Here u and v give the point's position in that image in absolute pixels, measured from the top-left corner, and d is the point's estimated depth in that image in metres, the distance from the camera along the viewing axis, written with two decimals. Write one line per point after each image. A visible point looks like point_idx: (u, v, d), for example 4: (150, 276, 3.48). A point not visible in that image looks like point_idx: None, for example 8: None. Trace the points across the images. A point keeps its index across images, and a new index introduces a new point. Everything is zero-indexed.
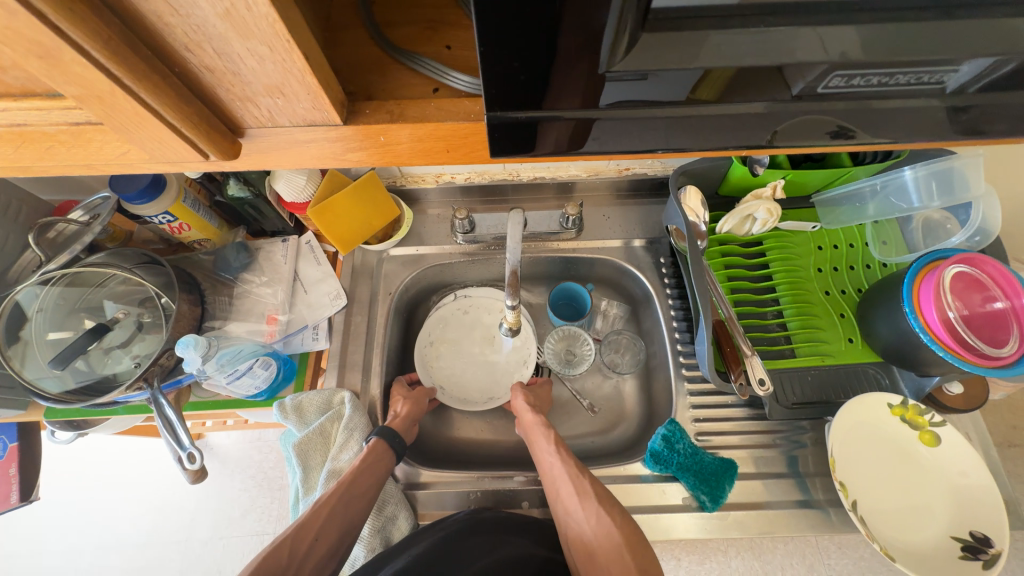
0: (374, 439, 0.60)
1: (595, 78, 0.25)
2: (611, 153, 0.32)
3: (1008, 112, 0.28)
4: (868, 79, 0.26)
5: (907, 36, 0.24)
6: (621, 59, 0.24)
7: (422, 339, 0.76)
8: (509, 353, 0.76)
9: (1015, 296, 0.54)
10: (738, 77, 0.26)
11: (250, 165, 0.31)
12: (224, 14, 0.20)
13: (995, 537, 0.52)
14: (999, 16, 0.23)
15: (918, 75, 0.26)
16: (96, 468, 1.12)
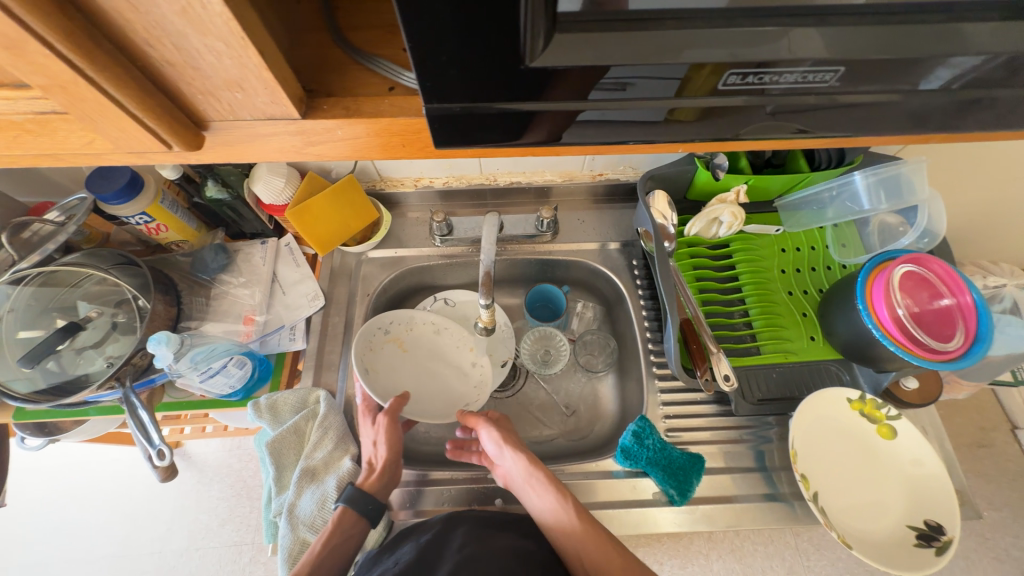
0: (340, 509, 0.55)
1: (517, 67, 0.26)
2: (588, 145, 0.34)
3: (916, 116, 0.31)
4: (761, 77, 0.28)
5: (814, 43, 0.26)
6: (541, 51, 0.25)
7: (383, 320, 0.69)
8: (458, 392, 0.70)
9: (960, 293, 0.57)
10: (727, 74, 0.27)
11: (215, 158, 0.33)
12: (181, 12, 0.22)
13: (947, 525, 0.55)
14: (891, 25, 0.26)
15: (803, 74, 0.27)
16: (67, 478, 1.09)
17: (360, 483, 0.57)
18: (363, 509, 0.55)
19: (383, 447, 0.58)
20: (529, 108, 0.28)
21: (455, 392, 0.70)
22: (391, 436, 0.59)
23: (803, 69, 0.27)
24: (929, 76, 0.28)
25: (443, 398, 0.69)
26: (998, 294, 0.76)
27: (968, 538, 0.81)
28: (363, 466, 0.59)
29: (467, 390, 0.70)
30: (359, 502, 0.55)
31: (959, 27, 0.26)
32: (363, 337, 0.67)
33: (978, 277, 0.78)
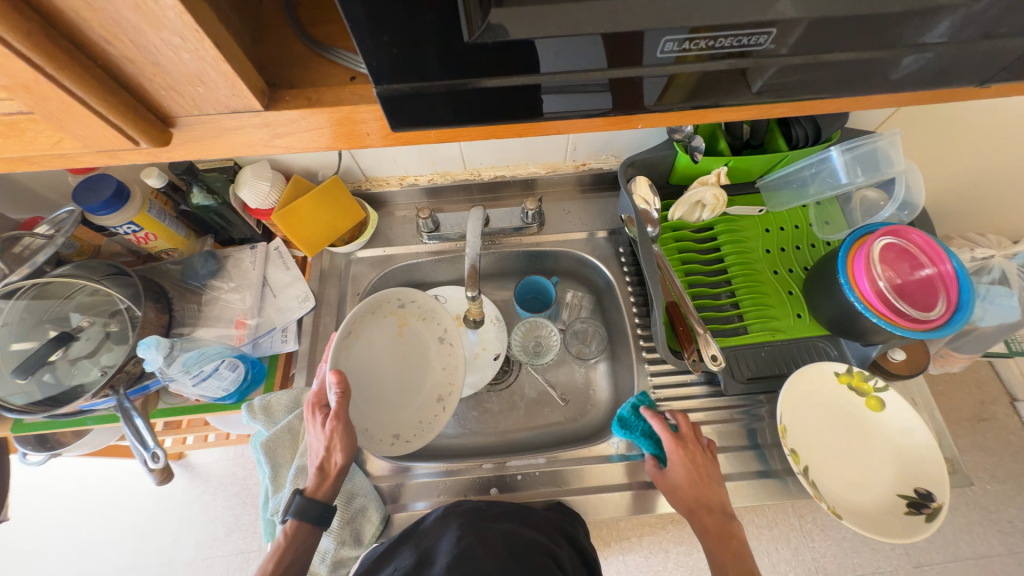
0: (291, 521, 0.52)
1: (459, 46, 0.26)
2: (577, 118, 0.33)
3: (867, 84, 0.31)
4: (694, 44, 0.27)
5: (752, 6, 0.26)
6: (479, 23, 0.25)
7: (405, 296, 0.67)
8: (400, 417, 0.65)
9: (940, 262, 0.57)
10: (717, 42, 0.27)
11: (185, 155, 0.33)
12: (134, 7, 0.23)
13: (937, 492, 0.55)
14: None
15: (740, 38, 0.27)
16: (74, 493, 1.09)
17: (309, 491, 0.54)
18: (318, 518, 0.52)
19: (338, 452, 0.54)
20: (479, 86, 0.29)
21: (396, 413, 0.65)
22: (346, 437, 0.55)
23: (775, 33, 0.27)
24: (874, 41, 0.28)
25: (382, 411, 0.64)
26: (985, 264, 0.74)
27: (971, 511, 0.80)
28: (314, 471, 0.54)
29: (403, 419, 0.65)
30: (313, 511, 0.52)
31: None
32: (378, 299, 0.64)
33: (965, 249, 0.78)
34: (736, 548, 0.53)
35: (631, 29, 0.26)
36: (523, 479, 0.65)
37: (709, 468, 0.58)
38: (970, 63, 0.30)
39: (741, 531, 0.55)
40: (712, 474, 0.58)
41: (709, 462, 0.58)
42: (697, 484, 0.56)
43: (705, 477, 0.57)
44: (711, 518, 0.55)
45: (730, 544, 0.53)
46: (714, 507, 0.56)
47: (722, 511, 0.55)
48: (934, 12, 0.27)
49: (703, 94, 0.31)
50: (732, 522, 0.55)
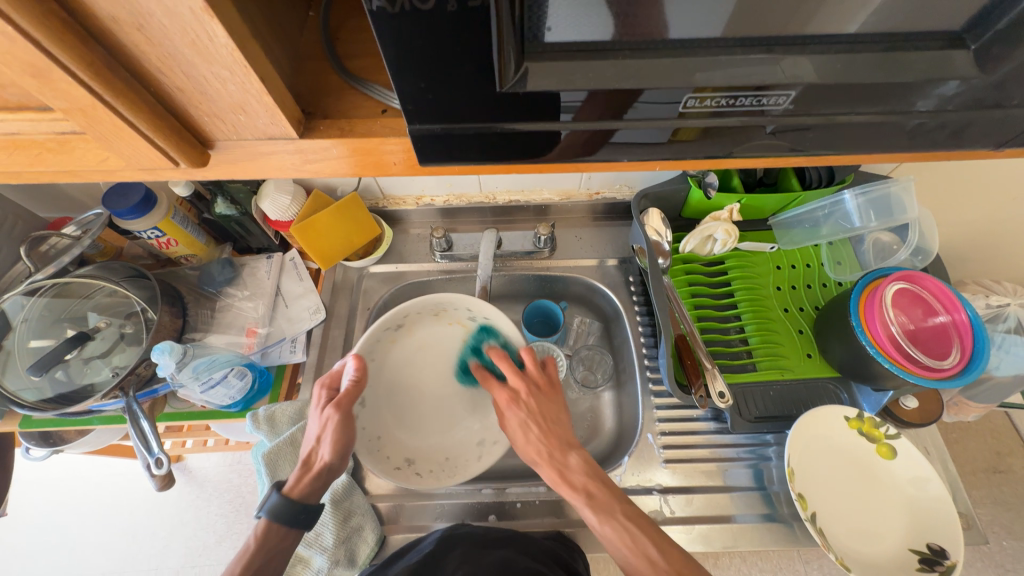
0: (264, 522, 0.50)
1: (490, 93, 0.27)
2: (591, 161, 0.35)
3: (878, 142, 0.32)
4: (711, 100, 0.29)
5: (768, 65, 0.27)
6: (512, 78, 0.27)
7: (478, 311, 0.62)
8: (427, 447, 0.62)
9: (954, 309, 0.56)
10: (732, 98, 0.28)
11: (219, 175, 0.35)
12: (191, 44, 0.25)
13: (951, 549, 0.54)
14: (846, 51, 0.27)
15: (756, 98, 0.28)
16: (71, 490, 1.09)
17: (288, 488, 0.53)
18: (291, 519, 0.51)
19: (327, 448, 0.54)
20: (504, 128, 0.30)
21: (424, 437, 0.62)
22: (339, 436, 0.54)
23: (792, 93, 0.28)
24: (889, 103, 0.29)
25: (410, 427, 0.62)
26: (999, 312, 0.74)
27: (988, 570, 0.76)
28: (299, 463, 0.55)
29: (430, 450, 0.62)
30: (288, 511, 0.51)
31: (903, 54, 0.27)
32: (447, 302, 0.61)
33: (980, 296, 0.77)
34: (578, 479, 0.54)
35: (653, 85, 0.27)
36: (521, 507, 0.64)
37: (540, 407, 0.57)
38: (980, 127, 0.30)
39: (582, 457, 0.55)
40: (547, 409, 0.58)
41: (541, 397, 0.58)
42: (534, 429, 0.56)
43: (541, 420, 0.57)
44: (551, 454, 0.55)
45: (570, 476, 0.54)
46: (549, 444, 0.55)
47: (560, 445, 0.56)
48: (943, 82, 0.28)
49: (718, 142, 0.32)
50: (572, 452, 0.56)
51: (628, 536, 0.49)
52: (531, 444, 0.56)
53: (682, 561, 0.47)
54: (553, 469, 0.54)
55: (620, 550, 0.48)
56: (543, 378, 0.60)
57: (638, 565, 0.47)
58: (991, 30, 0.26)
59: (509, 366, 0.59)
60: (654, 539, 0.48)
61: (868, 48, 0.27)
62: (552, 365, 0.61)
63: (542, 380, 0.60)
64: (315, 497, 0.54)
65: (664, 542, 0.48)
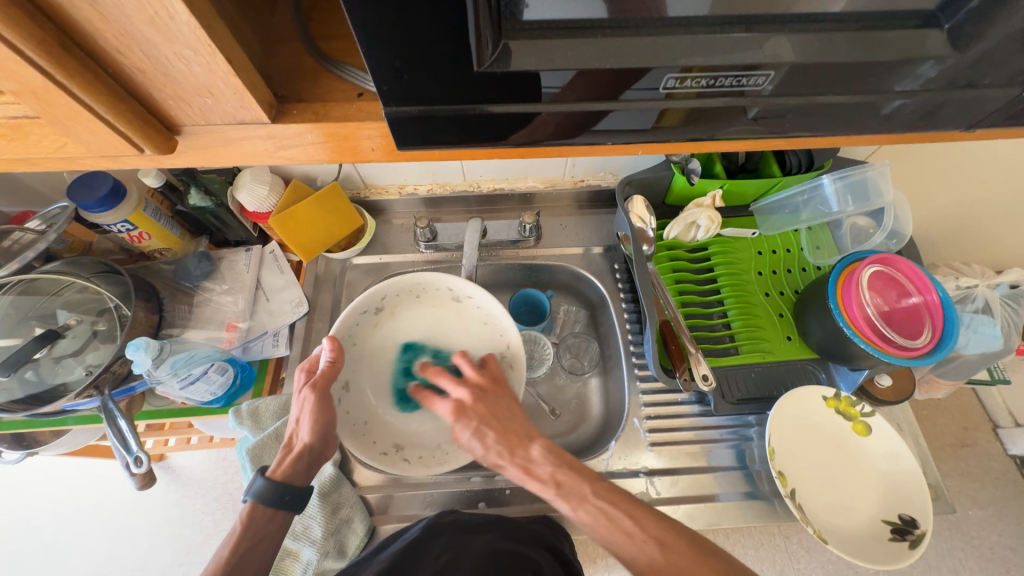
0: (248, 505, 0.50)
1: (469, 74, 0.27)
2: (574, 147, 0.35)
3: (855, 124, 0.33)
4: (692, 81, 0.28)
5: (748, 45, 0.27)
6: (490, 56, 0.26)
7: (458, 290, 0.64)
8: (415, 433, 0.63)
9: (926, 291, 0.58)
10: (710, 80, 0.28)
11: (189, 163, 0.34)
12: (150, 20, 0.23)
13: (921, 518, 0.56)
14: (823, 31, 0.27)
15: (736, 78, 0.28)
16: (51, 491, 1.07)
17: (272, 471, 0.53)
18: (277, 501, 0.51)
19: (305, 430, 0.54)
20: (483, 111, 0.29)
21: (413, 423, 0.64)
22: (318, 417, 0.54)
23: (770, 75, 0.28)
24: (868, 82, 0.29)
25: (398, 412, 0.64)
26: (969, 293, 0.76)
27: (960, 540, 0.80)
28: (282, 445, 0.54)
29: (419, 438, 0.63)
30: (271, 494, 0.51)
31: (878, 35, 0.28)
32: (424, 285, 0.64)
33: (950, 278, 0.79)
34: (545, 471, 0.50)
35: (632, 66, 0.27)
36: (511, 493, 0.64)
37: (490, 411, 0.55)
38: (953, 108, 0.31)
39: (544, 445, 0.52)
40: (499, 408, 0.55)
41: (488, 399, 0.56)
42: (488, 433, 0.53)
43: (495, 423, 0.54)
44: (510, 454, 0.52)
45: (535, 469, 0.51)
46: (508, 443, 0.52)
47: (518, 440, 0.53)
48: (918, 62, 0.28)
49: (699, 125, 0.32)
50: (532, 444, 0.52)
51: (602, 515, 0.46)
52: (489, 449, 0.53)
53: (659, 525, 0.45)
54: (516, 466, 0.51)
55: (598, 528, 0.46)
56: (486, 379, 0.58)
57: (617, 539, 0.45)
58: (966, 8, 0.26)
59: (447, 379, 0.58)
60: (628, 511, 0.46)
61: (845, 27, 0.27)
62: (491, 361, 0.60)
63: (485, 384, 0.58)
64: (301, 479, 0.53)
65: (638, 510, 0.46)
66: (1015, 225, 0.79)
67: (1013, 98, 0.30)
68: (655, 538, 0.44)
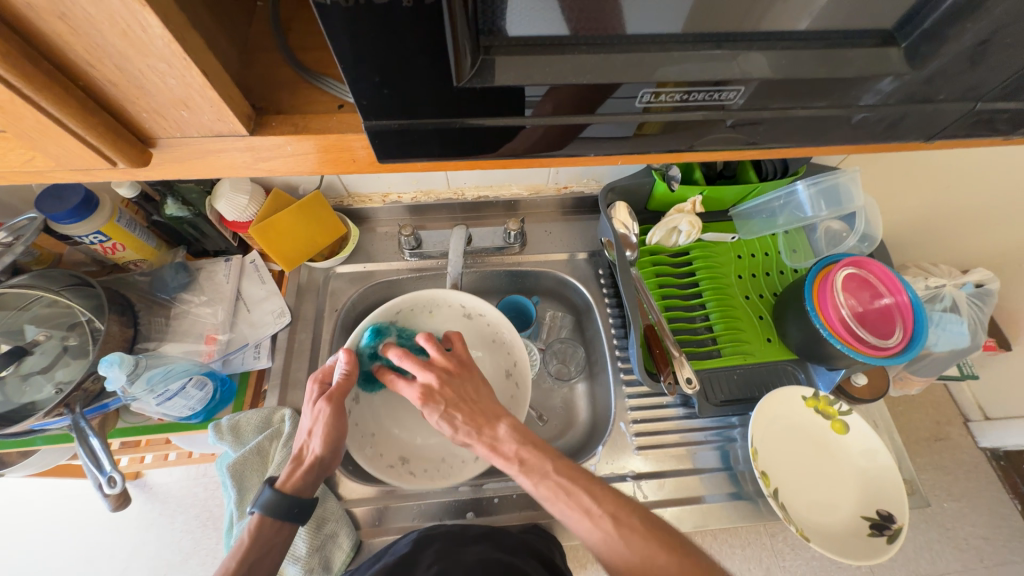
0: (257, 516, 0.49)
1: (449, 89, 0.27)
2: (554, 157, 0.35)
3: (823, 135, 0.34)
4: (667, 96, 0.29)
5: (719, 61, 0.28)
6: (470, 71, 0.26)
7: (471, 308, 0.66)
8: (422, 447, 0.63)
9: (897, 292, 0.61)
10: (683, 95, 0.29)
11: (164, 175, 0.33)
12: (122, 35, 0.23)
13: (898, 513, 0.58)
14: (789, 48, 0.28)
15: (710, 93, 0.29)
16: (18, 514, 1.02)
17: (280, 483, 0.51)
18: (285, 513, 0.49)
19: (317, 441, 0.53)
20: (464, 125, 0.30)
21: (421, 437, 0.63)
22: (331, 429, 0.53)
23: (739, 90, 0.29)
24: (834, 96, 0.31)
25: (406, 427, 0.63)
26: (937, 293, 0.79)
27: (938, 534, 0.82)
28: (291, 458, 0.53)
29: (426, 452, 0.62)
30: (280, 505, 0.50)
31: (841, 52, 0.29)
32: (437, 300, 0.67)
33: (920, 278, 0.82)
34: (510, 448, 0.51)
35: (608, 81, 0.28)
36: (499, 502, 0.64)
37: (455, 393, 0.54)
38: (914, 120, 0.32)
39: (511, 425, 0.53)
40: (466, 391, 0.55)
41: (455, 382, 0.56)
42: (456, 416, 0.53)
43: (463, 405, 0.54)
44: (477, 433, 0.52)
45: (501, 446, 0.51)
46: (475, 423, 0.53)
47: (485, 420, 0.53)
48: (879, 78, 0.29)
49: (674, 137, 0.33)
50: (499, 423, 0.53)
51: (561, 490, 0.46)
52: (459, 429, 0.53)
53: (615, 502, 0.45)
54: (484, 444, 0.52)
55: (555, 502, 0.46)
56: (452, 361, 0.57)
57: (575, 516, 0.45)
58: (920, 28, 0.28)
59: (413, 362, 0.56)
60: (585, 487, 0.46)
61: (810, 45, 0.29)
62: (457, 344, 0.59)
63: (452, 366, 0.57)
64: (309, 492, 0.52)
65: (596, 487, 0.46)
66: (978, 227, 0.82)
67: (969, 111, 0.32)
68: (609, 514, 0.44)
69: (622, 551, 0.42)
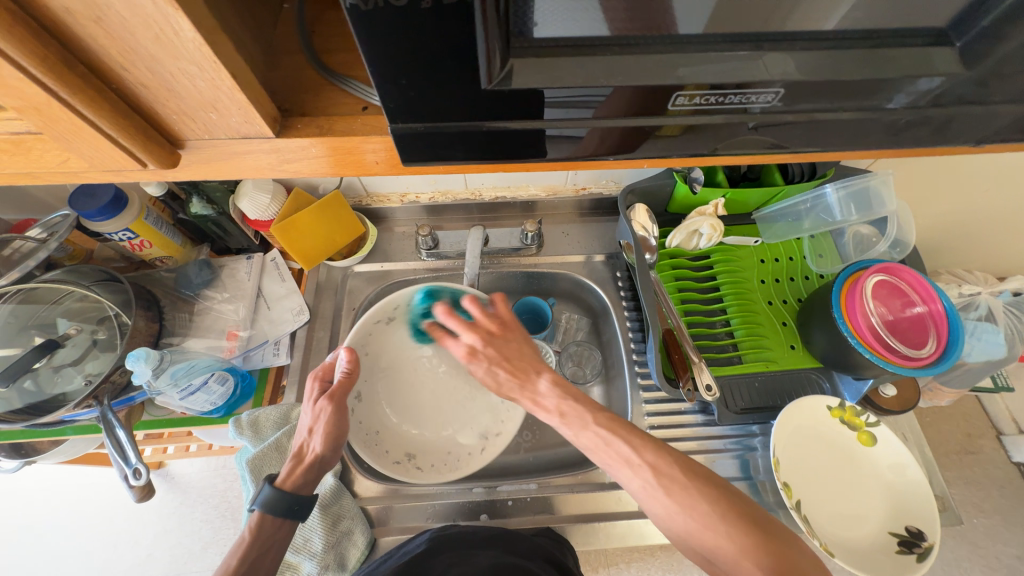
0: (256, 514, 0.49)
1: (476, 91, 0.27)
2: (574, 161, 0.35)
3: (857, 138, 0.33)
4: (706, 99, 0.28)
5: (755, 62, 0.27)
6: (500, 72, 0.26)
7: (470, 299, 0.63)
8: (429, 441, 0.62)
9: (932, 301, 0.58)
10: (714, 95, 0.28)
11: (192, 177, 0.34)
12: (155, 39, 0.23)
13: (928, 531, 0.55)
14: (830, 48, 0.27)
15: (745, 95, 0.28)
16: (47, 500, 1.06)
17: (280, 481, 0.52)
18: (286, 511, 0.50)
19: (318, 440, 0.53)
20: (491, 127, 0.29)
21: (427, 432, 0.63)
22: (332, 428, 0.53)
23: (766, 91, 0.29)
24: (873, 97, 0.29)
25: (411, 422, 0.63)
26: (972, 301, 0.76)
27: (971, 554, 0.78)
28: (290, 455, 0.53)
29: (431, 444, 0.62)
30: (280, 504, 0.50)
31: (884, 52, 0.28)
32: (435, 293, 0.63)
33: (953, 286, 0.79)
34: (550, 402, 0.50)
35: (637, 81, 0.27)
36: (513, 505, 0.64)
37: (500, 354, 0.54)
38: (958, 123, 0.31)
39: (551, 380, 0.51)
40: (510, 350, 0.54)
41: (497, 343, 0.54)
42: (500, 372, 0.53)
43: (506, 360, 0.54)
44: (520, 389, 0.52)
45: (542, 401, 0.51)
46: (517, 377, 0.53)
47: (524, 376, 0.52)
48: (926, 78, 0.28)
49: (700, 139, 0.32)
50: (539, 378, 0.52)
51: (602, 442, 0.46)
52: (501, 383, 0.53)
53: (655, 451, 0.45)
54: (527, 399, 0.52)
55: (596, 452, 0.46)
56: (495, 324, 0.56)
57: (615, 465, 0.45)
58: (978, 26, 0.26)
59: (457, 322, 0.56)
60: (626, 438, 0.46)
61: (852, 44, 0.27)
62: (500, 304, 0.57)
63: (492, 324, 0.56)
64: (307, 490, 0.53)
65: (635, 437, 0.46)
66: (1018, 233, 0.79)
67: (1020, 114, 0.30)
68: (649, 464, 0.44)
69: (663, 502, 0.42)
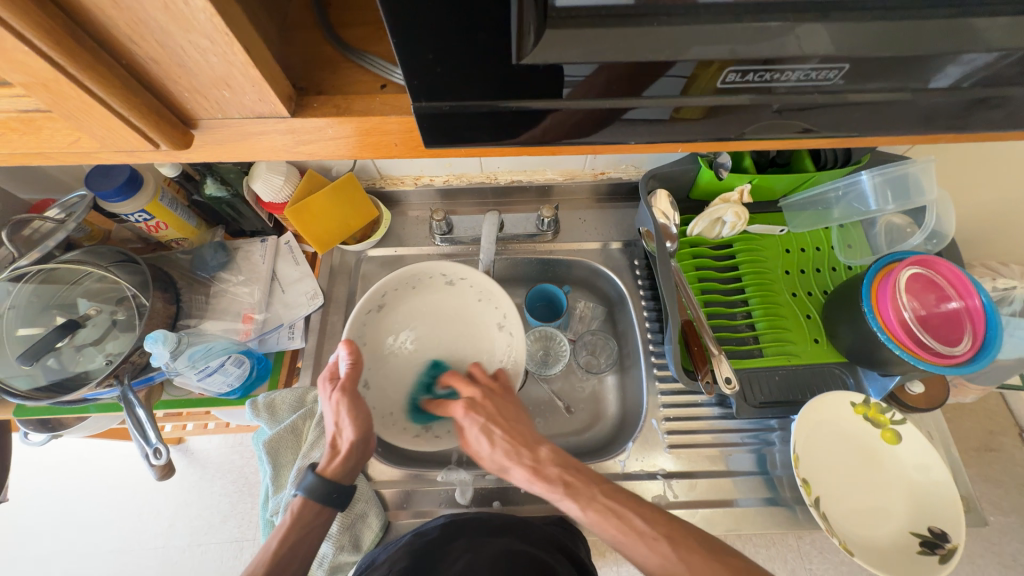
0: (298, 499, 0.51)
1: (506, 67, 0.25)
2: (600, 145, 0.33)
3: (910, 118, 0.30)
4: (759, 75, 0.27)
5: (805, 36, 0.25)
6: (531, 49, 0.24)
7: (450, 270, 0.64)
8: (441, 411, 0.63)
9: (968, 296, 0.55)
10: (757, 70, 0.26)
11: (205, 158, 0.33)
12: (165, 8, 0.22)
13: (952, 532, 0.54)
14: (895, 17, 0.24)
15: (810, 71, 0.26)
16: (74, 471, 1.10)
17: (322, 469, 0.53)
18: (325, 498, 0.51)
19: (348, 430, 0.53)
20: (518, 107, 0.28)
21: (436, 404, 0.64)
22: (355, 415, 0.54)
23: (811, 67, 0.26)
24: (935, 73, 0.27)
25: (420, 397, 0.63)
26: (1005, 295, 0.72)
27: (989, 554, 0.77)
28: (327, 447, 0.54)
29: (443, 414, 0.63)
30: (321, 491, 0.51)
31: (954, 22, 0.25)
32: (418, 273, 0.63)
33: (988, 279, 0.76)
34: (551, 471, 0.52)
35: (674, 56, 0.25)
36: (524, 492, 0.64)
37: (498, 409, 0.56)
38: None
39: (553, 448, 0.54)
40: (505, 410, 0.57)
41: (497, 401, 0.58)
42: (495, 430, 0.55)
43: (501, 421, 0.56)
44: (517, 454, 0.54)
45: (542, 469, 0.52)
46: (513, 442, 0.54)
47: (523, 444, 0.54)
48: (1000, 52, 0.25)
49: (738, 121, 0.30)
50: (539, 446, 0.54)
51: (611, 514, 0.47)
52: (495, 446, 0.55)
53: (669, 524, 0.46)
54: (524, 468, 0.53)
55: (607, 527, 0.47)
56: (496, 384, 0.60)
57: (628, 539, 0.46)
58: None
59: (459, 381, 0.60)
60: (638, 511, 0.47)
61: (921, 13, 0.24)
62: (504, 371, 0.61)
63: (493, 385, 0.60)
64: (350, 478, 0.54)
65: (645, 509, 0.47)
66: None
67: None
68: (665, 536, 0.45)
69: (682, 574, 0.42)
